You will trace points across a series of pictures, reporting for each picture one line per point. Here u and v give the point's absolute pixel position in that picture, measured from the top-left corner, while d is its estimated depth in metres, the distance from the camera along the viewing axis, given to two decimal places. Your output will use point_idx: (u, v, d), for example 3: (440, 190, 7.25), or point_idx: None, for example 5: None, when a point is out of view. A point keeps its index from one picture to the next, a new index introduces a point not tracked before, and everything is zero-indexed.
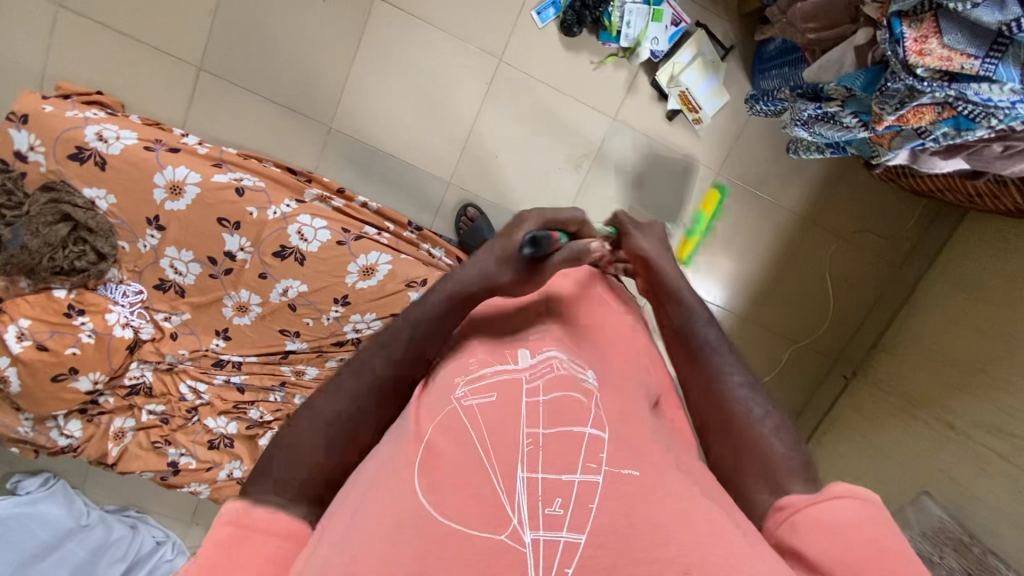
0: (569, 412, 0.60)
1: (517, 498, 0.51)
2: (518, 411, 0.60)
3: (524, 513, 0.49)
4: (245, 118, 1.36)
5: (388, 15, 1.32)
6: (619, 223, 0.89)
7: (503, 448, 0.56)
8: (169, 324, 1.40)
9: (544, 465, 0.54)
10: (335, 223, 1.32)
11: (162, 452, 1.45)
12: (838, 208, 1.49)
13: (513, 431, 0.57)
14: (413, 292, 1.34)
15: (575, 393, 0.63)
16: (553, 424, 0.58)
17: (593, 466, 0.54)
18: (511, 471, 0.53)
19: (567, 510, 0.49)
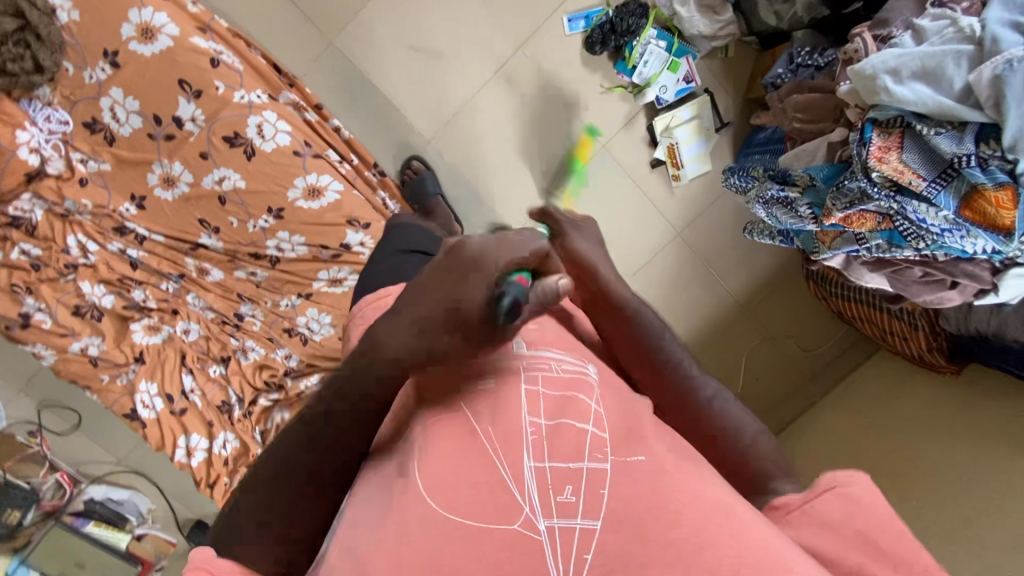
0: (573, 406, 0.54)
1: (528, 488, 0.48)
2: (512, 395, 0.55)
3: (536, 502, 0.47)
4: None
5: None
6: (552, 220, 0.74)
7: (505, 440, 0.51)
8: (83, 167, 1.27)
9: (551, 454, 0.50)
10: (299, 133, 1.26)
11: (19, 301, 1.30)
12: (770, 309, 1.56)
13: (512, 418, 0.53)
14: (352, 231, 1.30)
15: (573, 383, 0.57)
16: (555, 415, 0.53)
17: (599, 457, 0.50)
18: (517, 462, 0.50)
19: (580, 501, 0.47)
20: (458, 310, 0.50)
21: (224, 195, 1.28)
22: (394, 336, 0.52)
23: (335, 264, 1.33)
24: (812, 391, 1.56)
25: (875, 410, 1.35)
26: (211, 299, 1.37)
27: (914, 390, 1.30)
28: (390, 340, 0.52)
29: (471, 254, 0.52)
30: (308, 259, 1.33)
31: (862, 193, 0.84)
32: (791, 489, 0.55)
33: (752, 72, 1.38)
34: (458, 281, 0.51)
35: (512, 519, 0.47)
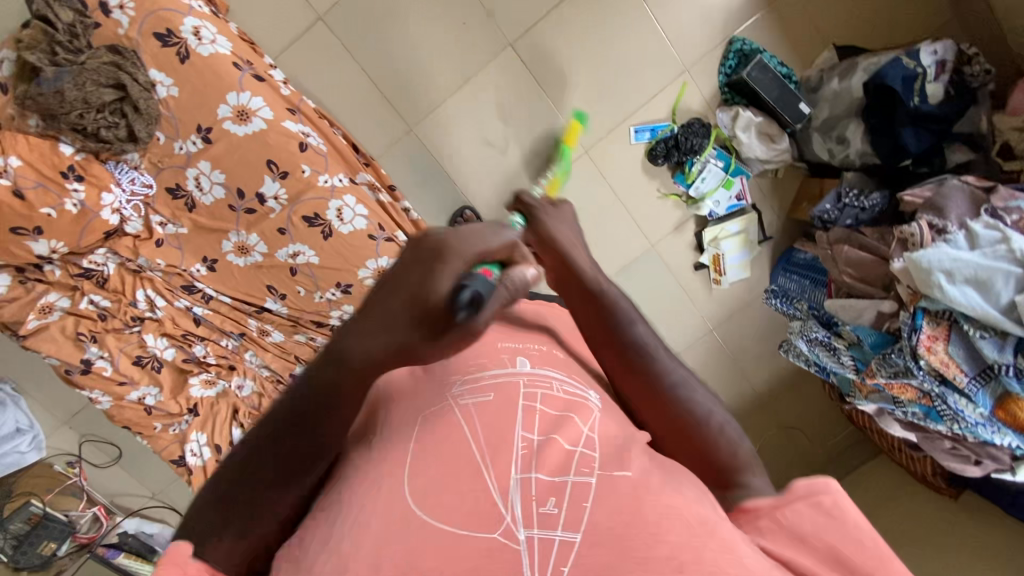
0: (566, 430, 0.58)
1: (513, 497, 0.51)
2: (509, 417, 0.58)
3: (521, 512, 0.49)
4: (336, 82, 1.35)
5: (510, 65, 1.38)
6: (525, 205, 0.81)
7: (495, 451, 0.55)
8: (161, 230, 1.32)
9: (538, 467, 0.53)
10: (375, 217, 1.32)
11: (81, 347, 1.34)
12: (786, 403, 1.67)
13: (508, 431, 0.57)
14: None
15: (569, 406, 0.61)
16: (547, 432, 0.57)
17: (585, 472, 0.53)
18: (506, 475, 0.53)
19: (562, 513, 0.49)
20: (424, 299, 0.56)
21: (295, 266, 1.34)
22: (364, 342, 0.57)
23: None
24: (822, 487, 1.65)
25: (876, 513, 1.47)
26: (269, 358, 1.43)
27: (912, 501, 1.42)
28: (358, 345, 0.57)
29: (438, 245, 0.58)
30: None
31: (907, 369, 0.96)
32: (771, 519, 0.55)
33: (797, 194, 1.48)
34: (423, 268, 0.57)
35: (496, 523, 0.49)
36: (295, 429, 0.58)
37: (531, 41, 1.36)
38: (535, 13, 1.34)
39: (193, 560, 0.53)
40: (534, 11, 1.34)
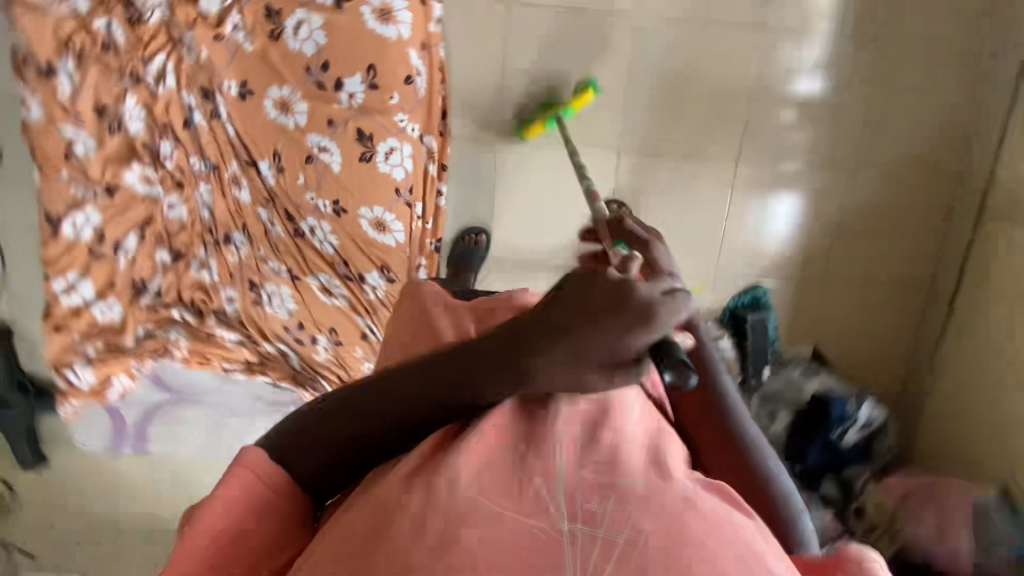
0: (598, 449, 0.59)
1: (553, 488, 0.54)
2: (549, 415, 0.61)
3: (564, 503, 0.52)
4: (471, 62, 1.41)
5: (600, 163, 1.48)
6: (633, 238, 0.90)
7: (535, 451, 0.57)
8: (230, 30, 1.22)
9: (585, 468, 0.55)
10: (412, 178, 1.33)
11: (58, 53, 1.15)
12: None
13: (547, 437, 0.59)
14: (375, 275, 1.38)
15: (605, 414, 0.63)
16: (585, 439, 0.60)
17: (604, 478, 0.55)
18: (557, 470, 0.56)
19: (606, 512, 0.51)
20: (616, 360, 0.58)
21: (313, 157, 1.28)
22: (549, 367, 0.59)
23: (338, 279, 1.37)
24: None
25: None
26: (218, 206, 1.32)
27: None
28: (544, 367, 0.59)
29: (630, 289, 0.58)
30: (325, 257, 1.36)
31: None
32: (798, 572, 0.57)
33: None
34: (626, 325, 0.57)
35: (536, 512, 0.51)
36: (390, 411, 0.62)
37: (635, 164, 1.49)
38: (654, 149, 1.48)
39: (265, 463, 0.60)
40: (649, 145, 1.47)
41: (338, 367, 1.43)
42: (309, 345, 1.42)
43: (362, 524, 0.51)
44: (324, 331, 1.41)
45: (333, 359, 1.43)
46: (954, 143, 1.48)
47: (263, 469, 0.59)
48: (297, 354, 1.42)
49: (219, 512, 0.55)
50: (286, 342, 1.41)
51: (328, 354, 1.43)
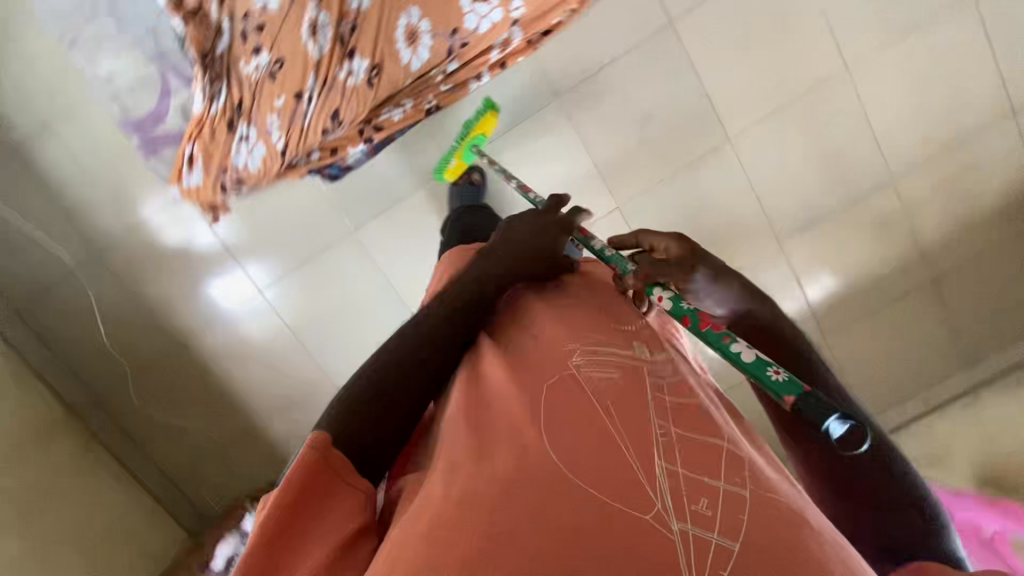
0: (696, 452, 0.57)
1: (658, 482, 0.54)
2: (640, 407, 0.61)
3: (671, 503, 0.52)
4: (603, 27, 1.35)
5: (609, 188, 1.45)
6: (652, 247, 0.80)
7: (636, 434, 0.58)
8: None
9: (682, 463, 0.56)
10: (473, 37, 1.24)
11: None
12: (246, 453, 1.67)
13: (637, 419, 0.60)
14: (362, 64, 1.22)
15: (696, 419, 0.61)
16: (687, 428, 0.60)
17: (735, 482, 0.54)
18: (649, 462, 0.56)
19: (717, 514, 0.51)
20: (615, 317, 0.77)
21: None
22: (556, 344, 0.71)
23: (330, 30, 1.18)
24: (143, 496, 1.59)
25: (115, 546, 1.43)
26: None
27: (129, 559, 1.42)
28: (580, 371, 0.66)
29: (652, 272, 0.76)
30: (340, 6, 1.18)
31: None
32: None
33: None
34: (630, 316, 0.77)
35: (646, 508, 0.52)
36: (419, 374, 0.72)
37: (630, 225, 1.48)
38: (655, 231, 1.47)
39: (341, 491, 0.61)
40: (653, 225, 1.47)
41: (247, 91, 1.23)
42: (246, 49, 1.21)
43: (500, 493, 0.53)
44: (272, 54, 1.20)
45: (252, 81, 1.22)
46: None
47: (337, 477, 0.62)
48: (229, 44, 1.21)
49: (314, 500, 0.59)
50: (231, 24, 1.20)
51: (254, 73, 1.21)
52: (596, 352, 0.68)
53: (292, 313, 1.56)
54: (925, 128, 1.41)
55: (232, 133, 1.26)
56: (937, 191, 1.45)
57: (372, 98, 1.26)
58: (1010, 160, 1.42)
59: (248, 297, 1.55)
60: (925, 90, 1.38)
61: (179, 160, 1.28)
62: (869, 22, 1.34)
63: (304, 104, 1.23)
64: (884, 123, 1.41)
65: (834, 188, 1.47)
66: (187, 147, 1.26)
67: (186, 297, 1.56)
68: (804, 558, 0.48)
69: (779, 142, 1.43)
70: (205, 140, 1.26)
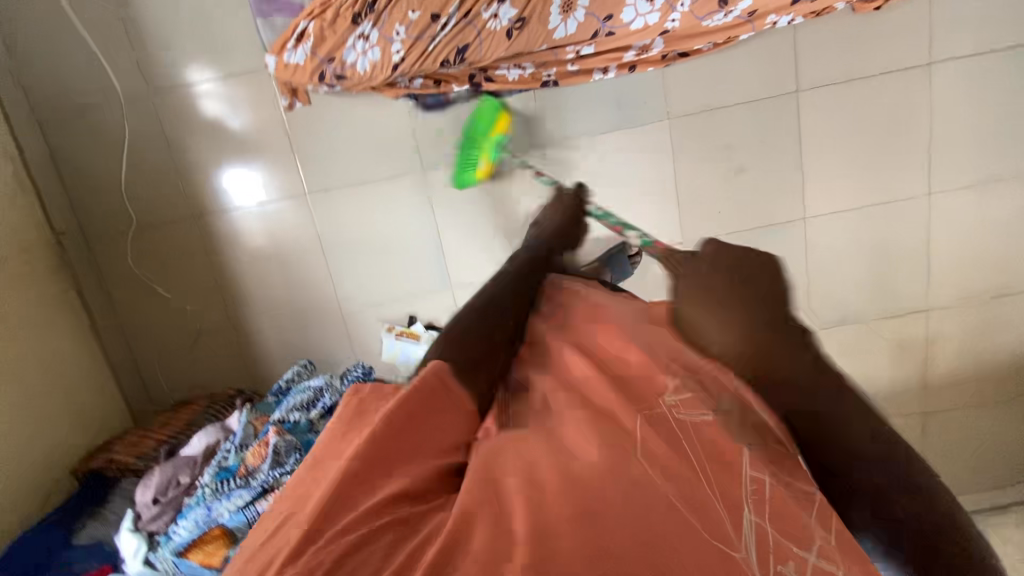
0: (789, 514, 0.48)
1: (744, 534, 0.46)
2: (723, 448, 0.52)
3: (757, 557, 0.44)
4: (735, 73, 1.37)
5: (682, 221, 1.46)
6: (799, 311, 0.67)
7: (722, 473, 0.51)
8: None
9: (770, 515, 0.48)
10: (618, 31, 1.25)
11: None
12: (216, 351, 1.57)
13: (722, 458, 0.52)
14: (508, 13, 1.20)
15: (796, 474, 0.52)
16: (775, 474, 0.51)
17: (827, 557, 0.45)
18: (736, 511, 0.48)
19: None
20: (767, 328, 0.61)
21: None
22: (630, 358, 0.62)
23: None
24: (101, 366, 1.48)
25: (48, 397, 1.31)
26: None
27: (62, 431, 1.32)
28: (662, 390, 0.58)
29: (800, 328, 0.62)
30: None
31: None
32: None
33: None
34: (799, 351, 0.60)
35: (735, 547, 0.44)
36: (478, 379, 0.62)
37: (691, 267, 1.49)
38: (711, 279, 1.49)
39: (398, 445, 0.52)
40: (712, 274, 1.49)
41: None
42: None
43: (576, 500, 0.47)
44: None
45: None
46: None
47: (440, 419, 0.56)
48: None
49: (412, 436, 0.53)
50: None
51: None
52: (693, 382, 0.58)
53: (327, 232, 1.49)
54: (973, 273, 1.49)
55: (353, 27, 1.19)
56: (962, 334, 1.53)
57: (504, 48, 1.23)
58: None
59: (296, 194, 1.47)
60: (986, 240, 1.46)
61: (287, 32, 1.20)
62: (964, 160, 1.41)
63: (437, 28, 1.19)
64: (941, 255, 1.48)
65: (877, 299, 1.52)
66: (302, 22, 1.19)
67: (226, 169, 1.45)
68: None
69: (845, 238, 1.47)
70: (323, 23, 1.19)
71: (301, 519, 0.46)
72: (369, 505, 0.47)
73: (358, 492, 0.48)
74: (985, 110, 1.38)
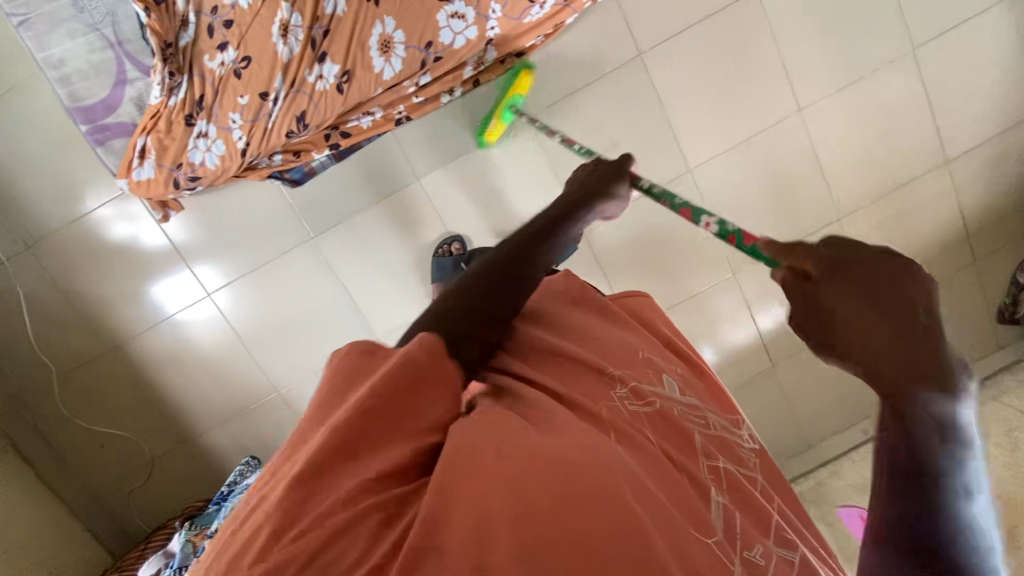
0: (745, 501, 0.63)
1: (716, 516, 0.58)
2: (684, 438, 0.66)
3: (729, 541, 0.55)
4: (577, 55, 1.38)
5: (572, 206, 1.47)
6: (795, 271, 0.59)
7: (687, 453, 0.64)
8: None
9: (724, 496, 0.62)
10: (447, 53, 1.24)
11: None
12: (176, 467, 1.57)
13: (692, 448, 0.65)
14: (332, 70, 1.20)
15: (736, 471, 0.67)
16: (717, 455, 0.67)
17: (779, 543, 0.60)
18: (703, 488, 0.60)
19: (769, 564, 0.55)
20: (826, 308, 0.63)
21: None
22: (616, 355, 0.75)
23: (302, 32, 1.18)
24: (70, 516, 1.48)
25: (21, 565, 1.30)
26: None
27: None
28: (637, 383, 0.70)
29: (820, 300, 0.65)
30: (317, 10, 1.18)
31: None
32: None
33: None
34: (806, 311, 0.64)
35: (709, 534, 0.54)
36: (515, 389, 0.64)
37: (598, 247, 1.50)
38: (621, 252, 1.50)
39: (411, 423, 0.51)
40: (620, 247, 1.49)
41: (210, 86, 1.19)
42: (212, 45, 1.18)
43: (554, 466, 0.48)
44: (239, 51, 1.18)
45: (216, 76, 1.19)
46: None
47: (431, 387, 0.53)
48: (194, 36, 1.18)
49: (389, 415, 0.50)
50: (196, 17, 1.17)
51: (219, 68, 1.19)
52: (643, 385, 0.70)
53: (244, 322, 1.50)
54: (867, 171, 1.50)
55: (189, 129, 1.20)
56: (878, 232, 1.54)
57: (341, 103, 1.23)
58: (942, 205, 1.53)
59: (197, 300, 1.48)
60: (868, 136, 1.48)
61: (128, 152, 1.21)
62: (820, 69, 1.43)
63: (269, 104, 1.21)
64: (831, 164, 1.49)
65: (787, 224, 1.52)
66: (139, 140, 1.20)
67: (125, 295, 1.46)
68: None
69: (740, 176, 1.48)
70: (159, 133, 1.20)
71: (283, 489, 0.44)
72: (348, 488, 0.45)
73: (331, 468, 0.46)
74: (823, 17, 1.40)
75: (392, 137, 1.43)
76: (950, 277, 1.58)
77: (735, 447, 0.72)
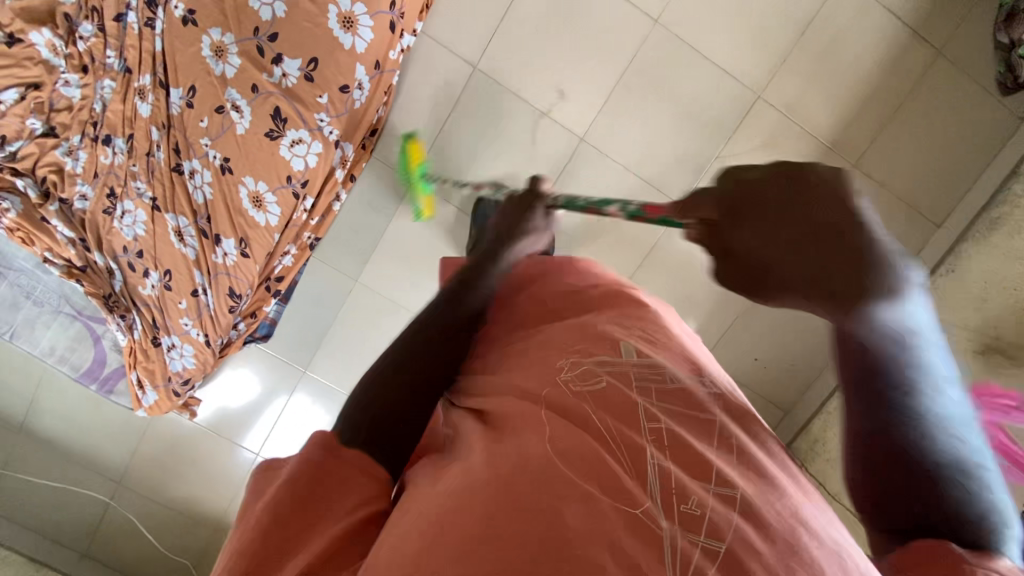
0: (686, 451, 0.52)
1: (649, 483, 0.48)
2: (622, 402, 0.56)
3: (659, 499, 0.47)
4: (424, 104, 1.42)
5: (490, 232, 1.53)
6: None
7: (621, 422, 0.54)
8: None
9: (673, 459, 0.51)
10: (312, 173, 1.31)
11: None
12: None
13: (633, 421, 0.54)
14: (231, 242, 1.32)
15: (686, 417, 0.56)
16: (675, 417, 0.55)
17: (723, 482, 0.49)
18: (638, 459, 0.50)
19: (705, 513, 0.46)
20: None
21: (224, 109, 1.24)
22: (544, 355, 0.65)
23: (194, 226, 1.32)
24: None
25: None
26: (120, 124, 1.30)
27: None
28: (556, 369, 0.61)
29: None
30: (194, 204, 1.32)
31: None
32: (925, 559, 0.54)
33: None
34: None
35: (635, 501, 0.47)
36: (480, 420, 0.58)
37: None
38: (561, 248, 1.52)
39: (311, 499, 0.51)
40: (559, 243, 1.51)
41: (154, 308, 1.37)
42: (138, 276, 1.37)
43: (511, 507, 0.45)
44: (159, 269, 1.35)
45: (154, 298, 1.37)
46: (790, 381, 1.60)
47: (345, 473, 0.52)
48: (123, 278, 1.37)
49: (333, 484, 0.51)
50: (116, 262, 1.36)
51: (152, 291, 1.37)
52: (585, 360, 0.61)
53: None
54: (764, 32, 1.36)
55: (160, 347, 1.40)
56: (809, 84, 1.39)
57: (254, 264, 1.35)
58: (865, 17, 1.35)
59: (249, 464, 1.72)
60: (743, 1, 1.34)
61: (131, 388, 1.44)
62: None
63: (202, 296, 1.36)
64: (719, 49, 1.37)
65: (706, 132, 1.41)
66: (133, 375, 1.42)
67: (203, 484, 1.72)
68: (800, 554, 0.45)
69: (634, 116, 1.40)
70: (142, 363, 1.41)
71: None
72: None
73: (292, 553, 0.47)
74: None
75: (320, 257, 1.56)
76: (919, 80, 1.39)
77: (693, 393, 0.59)
